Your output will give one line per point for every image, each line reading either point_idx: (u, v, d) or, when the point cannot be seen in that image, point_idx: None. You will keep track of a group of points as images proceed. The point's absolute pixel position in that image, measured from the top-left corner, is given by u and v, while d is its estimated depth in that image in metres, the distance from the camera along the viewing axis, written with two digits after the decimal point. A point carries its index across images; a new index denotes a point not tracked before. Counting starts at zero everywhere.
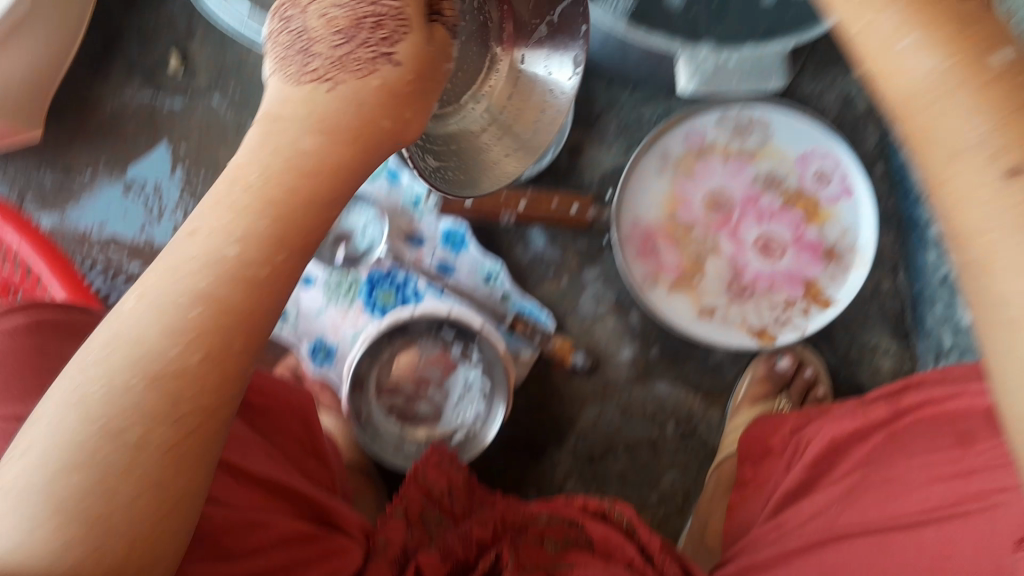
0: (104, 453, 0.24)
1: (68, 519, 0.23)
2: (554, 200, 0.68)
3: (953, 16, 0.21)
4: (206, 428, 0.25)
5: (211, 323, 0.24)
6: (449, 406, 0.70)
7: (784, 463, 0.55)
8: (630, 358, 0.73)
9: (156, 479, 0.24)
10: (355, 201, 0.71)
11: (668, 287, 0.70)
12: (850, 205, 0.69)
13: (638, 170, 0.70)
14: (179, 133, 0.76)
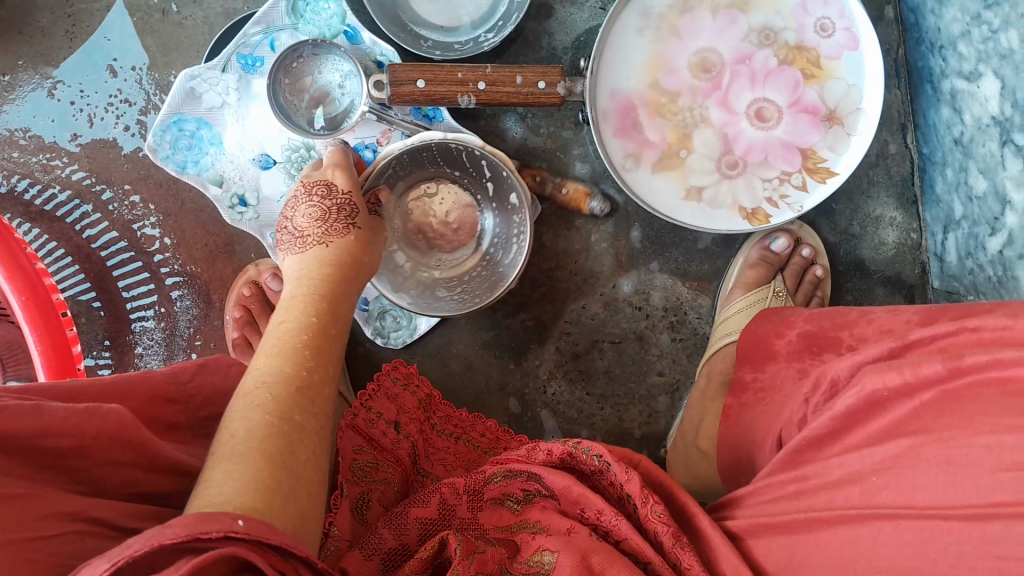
0: (262, 416, 0.37)
1: (276, 399, 0.38)
2: (518, 77, 0.60)
3: None
4: (316, 405, 0.41)
5: (303, 366, 0.42)
6: (469, 247, 0.67)
7: (795, 370, 0.52)
8: (630, 291, 0.69)
9: (303, 423, 0.39)
10: (325, 54, 0.62)
11: (651, 168, 0.63)
12: (854, 58, 0.61)
13: (615, 32, 0.61)
14: (100, 23, 0.68)
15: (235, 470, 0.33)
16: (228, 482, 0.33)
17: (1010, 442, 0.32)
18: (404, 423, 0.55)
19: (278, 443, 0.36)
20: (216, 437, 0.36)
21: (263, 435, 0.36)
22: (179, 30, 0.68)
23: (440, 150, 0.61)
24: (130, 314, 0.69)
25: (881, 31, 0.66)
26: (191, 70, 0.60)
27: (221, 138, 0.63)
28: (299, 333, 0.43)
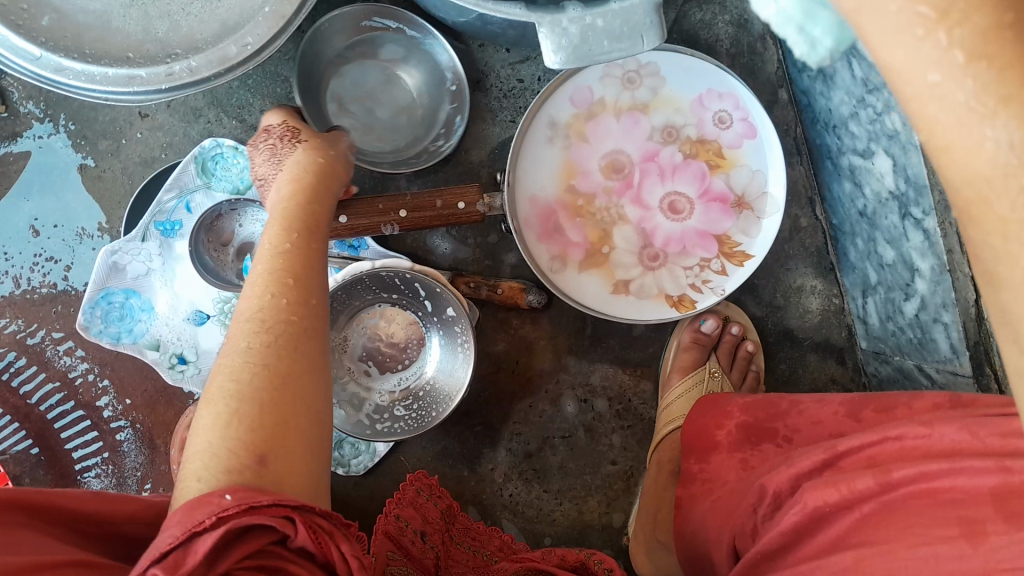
0: (244, 454, 0.33)
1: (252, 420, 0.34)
2: (438, 199, 0.60)
3: None
4: (306, 389, 0.37)
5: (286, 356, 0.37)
6: (420, 362, 0.67)
7: (738, 461, 0.53)
8: (575, 413, 0.71)
9: (289, 363, 0.37)
10: (244, 209, 0.63)
11: (578, 267, 0.65)
12: (755, 146, 0.63)
13: (525, 145, 0.63)
14: (18, 184, 0.68)
15: (214, 435, 0.34)
16: (209, 443, 0.33)
17: (943, 552, 0.33)
18: (429, 530, 0.56)
19: (263, 392, 0.35)
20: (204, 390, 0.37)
21: (249, 381, 0.36)
22: (99, 182, 0.68)
23: (373, 281, 0.62)
24: (77, 467, 0.69)
25: (778, 112, 0.68)
26: (111, 246, 0.62)
27: (151, 303, 0.64)
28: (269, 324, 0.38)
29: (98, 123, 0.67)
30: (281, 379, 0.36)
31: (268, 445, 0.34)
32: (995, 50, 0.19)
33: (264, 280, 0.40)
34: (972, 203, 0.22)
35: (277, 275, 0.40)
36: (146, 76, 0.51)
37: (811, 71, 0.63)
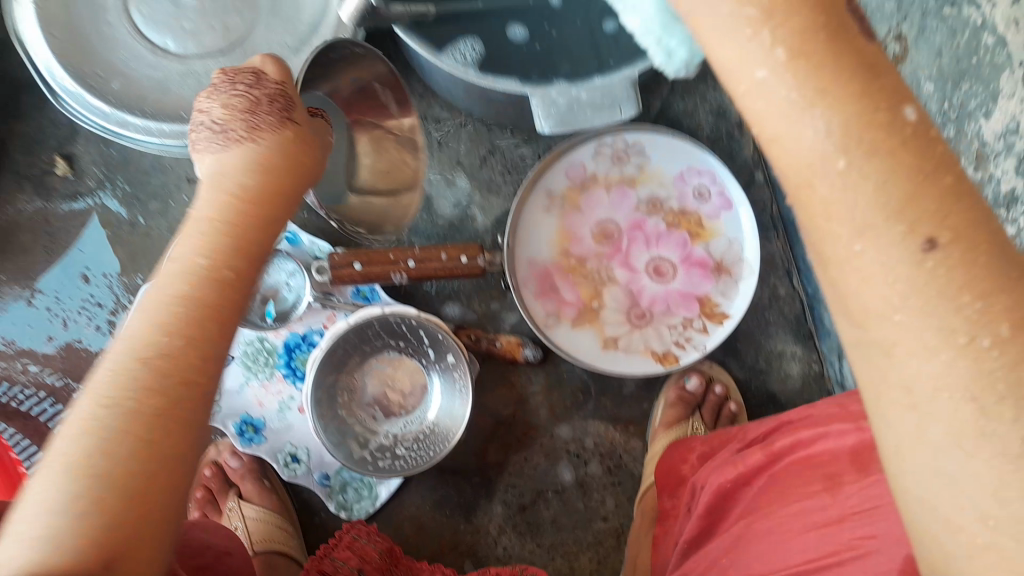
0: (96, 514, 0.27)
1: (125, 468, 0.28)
2: (443, 253, 0.69)
3: None
4: (181, 443, 0.30)
5: (175, 394, 0.30)
6: (423, 406, 0.73)
7: None
8: (571, 477, 0.74)
9: (157, 431, 0.29)
10: (273, 257, 0.71)
11: (571, 323, 0.70)
12: (731, 218, 0.70)
13: (524, 210, 0.70)
14: (74, 237, 0.76)
15: (49, 513, 0.26)
16: (41, 525, 0.26)
17: None
18: (368, 569, 0.59)
19: (135, 477, 0.28)
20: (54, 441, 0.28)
21: (93, 496, 0.27)
22: (147, 238, 0.77)
23: (382, 325, 0.69)
24: None
25: (756, 192, 0.75)
26: None
27: None
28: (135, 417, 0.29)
29: (150, 186, 0.77)
30: (162, 466, 0.29)
31: (173, 484, 0.29)
32: (808, 48, 0.25)
33: (130, 392, 0.29)
34: (798, 188, 0.26)
35: (165, 378, 0.30)
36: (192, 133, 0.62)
37: None
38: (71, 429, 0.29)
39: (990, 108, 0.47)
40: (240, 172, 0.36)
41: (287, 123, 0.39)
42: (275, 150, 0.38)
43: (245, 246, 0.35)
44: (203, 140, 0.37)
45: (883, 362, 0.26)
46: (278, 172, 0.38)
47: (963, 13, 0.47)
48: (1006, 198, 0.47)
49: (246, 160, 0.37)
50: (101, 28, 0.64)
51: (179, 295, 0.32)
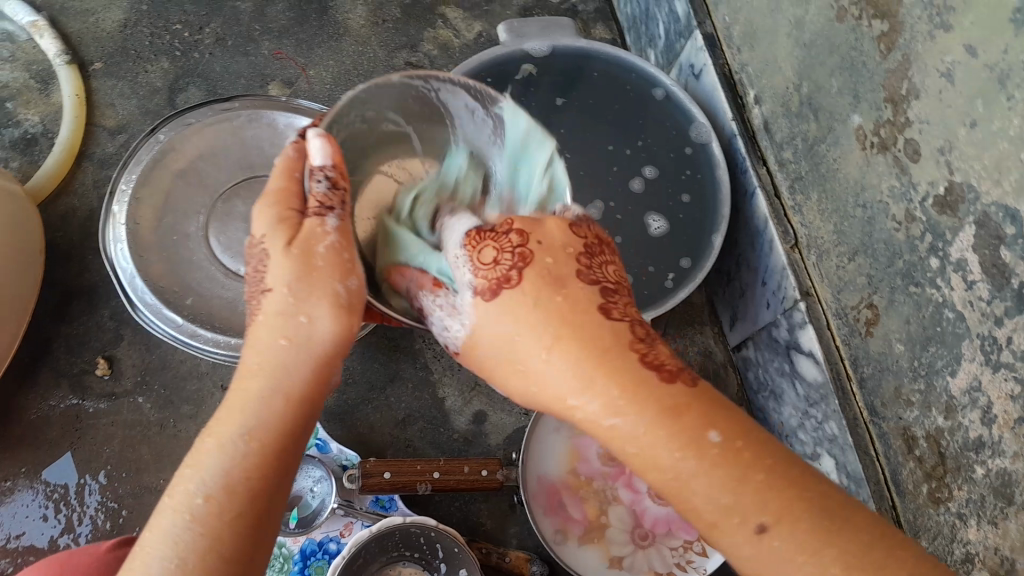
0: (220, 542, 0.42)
1: (227, 521, 0.43)
2: (466, 466, 0.74)
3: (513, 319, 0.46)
4: (251, 520, 0.43)
5: (262, 486, 0.44)
6: None
7: None
8: None
9: (253, 503, 0.44)
10: (302, 465, 0.74)
11: (578, 541, 0.74)
12: None
13: (539, 431, 0.76)
14: (102, 437, 0.77)
15: (192, 536, 0.42)
16: (182, 548, 0.42)
17: None
18: None
19: (217, 553, 0.42)
20: (186, 477, 0.44)
21: (192, 562, 0.41)
22: (172, 440, 0.78)
23: (402, 534, 0.70)
24: None
25: None
26: None
27: None
28: (246, 483, 0.44)
29: (185, 390, 0.79)
30: (255, 522, 0.44)
31: (251, 543, 0.43)
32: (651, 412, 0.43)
33: (214, 476, 0.43)
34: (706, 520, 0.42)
35: (240, 483, 0.44)
36: None
37: (766, 392, 0.81)
38: (177, 503, 0.43)
39: (955, 368, 0.57)
40: (343, 278, 0.50)
41: (322, 225, 0.51)
42: (322, 274, 0.50)
43: (282, 383, 0.48)
44: (268, 273, 0.50)
45: None
46: (332, 280, 0.50)
47: (926, 292, 0.59)
48: (974, 443, 0.57)
49: (293, 304, 0.49)
50: (183, 251, 0.72)
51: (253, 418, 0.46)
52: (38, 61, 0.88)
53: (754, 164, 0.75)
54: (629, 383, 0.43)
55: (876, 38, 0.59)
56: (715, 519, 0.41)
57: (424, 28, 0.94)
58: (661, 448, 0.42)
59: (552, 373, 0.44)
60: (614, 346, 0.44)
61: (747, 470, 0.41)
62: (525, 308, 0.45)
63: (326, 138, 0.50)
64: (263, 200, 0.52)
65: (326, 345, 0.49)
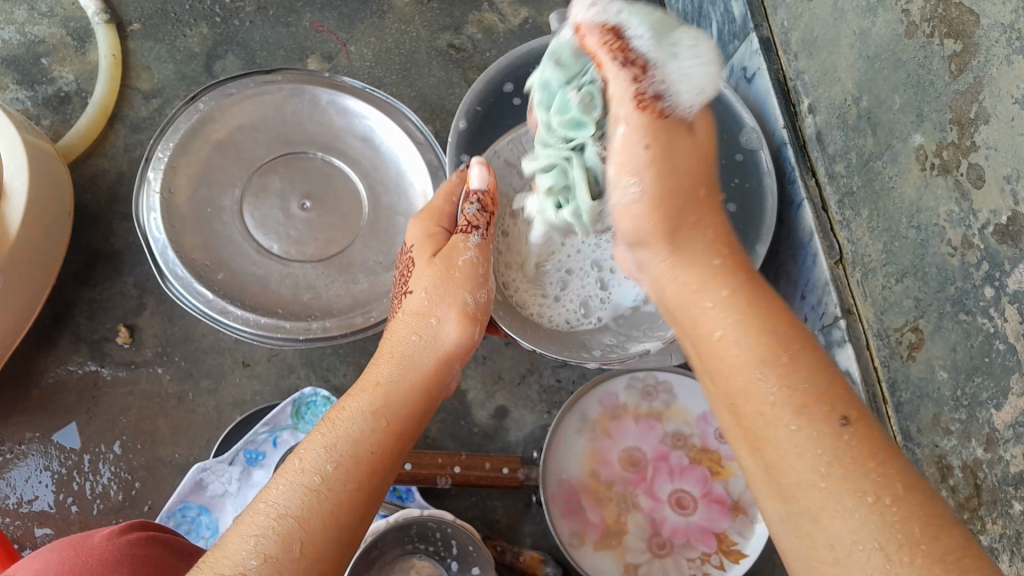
0: (343, 501, 0.43)
1: (353, 487, 0.44)
2: (487, 462, 0.74)
3: (737, 276, 0.47)
4: (373, 494, 0.45)
5: (383, 463, 0.47)
6: None
7: None
8: None
9: (375, 478, 0.46)
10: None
11: (594, 545, 0.73)
12: None
13: (561, 432, 0.76)
14: (119, 405, 0.76)
15: (314, 492, 0.43)
16: (303, 501, 0.42)
17: None
18: None
19: (339, 516, 0.43)
20: (316, 440, 0.46)
21: (310, 514, 0.42)
22: (190, 414, 0.77)
23: (419, 529, 0.69)
24: None
25: None
26: (203, 461, 0.71)
27: (218, 522, 0.71)
28: (371, 455, 0.46)
29: (206, 364, 0.78)
30: (373, 496, 0.45)
31: (366, 514, 0.45)
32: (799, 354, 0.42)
33: (345, 444, 0.46)
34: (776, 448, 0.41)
35: (368, 455, 0.46)
36: (289, 327, 0.67)
37: None
38: (306, 461, 0.45)
39: (1001, 402, 0.56)
40: (472, 290, 0.58)
41: (466, 240, 0.59)
42: (457, 281, 0.58)
43: (410, 373, 0.53)
44: (412, 279, 0.60)
45: (815, 540, 0.38)
46: (462, 288, 0.58)
47: (976, 321, 0.58)
48: (1014, 478, 0.56)
49: (428, 307, 0.57)
50: (216, 224, 0.71)
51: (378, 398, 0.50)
52: (76, 17, 0.86)
53: (803, 175, 0.73)
54: (744, 279, 0.46)
55: (946, 57, 0.58)
56: (764, 407, 0.41)
57: (469, 10, 0.92)
58: (736, 339, 0.44)
59: (741, 321, 0.44)
60: (719, 249, 0.48)
61: (796, 358, 0.42)
62: (679, 193, 0.48)
63: (485, 168, 0.60)
64: (417, 218, 0.63)
65: (447, 351, 0.56)
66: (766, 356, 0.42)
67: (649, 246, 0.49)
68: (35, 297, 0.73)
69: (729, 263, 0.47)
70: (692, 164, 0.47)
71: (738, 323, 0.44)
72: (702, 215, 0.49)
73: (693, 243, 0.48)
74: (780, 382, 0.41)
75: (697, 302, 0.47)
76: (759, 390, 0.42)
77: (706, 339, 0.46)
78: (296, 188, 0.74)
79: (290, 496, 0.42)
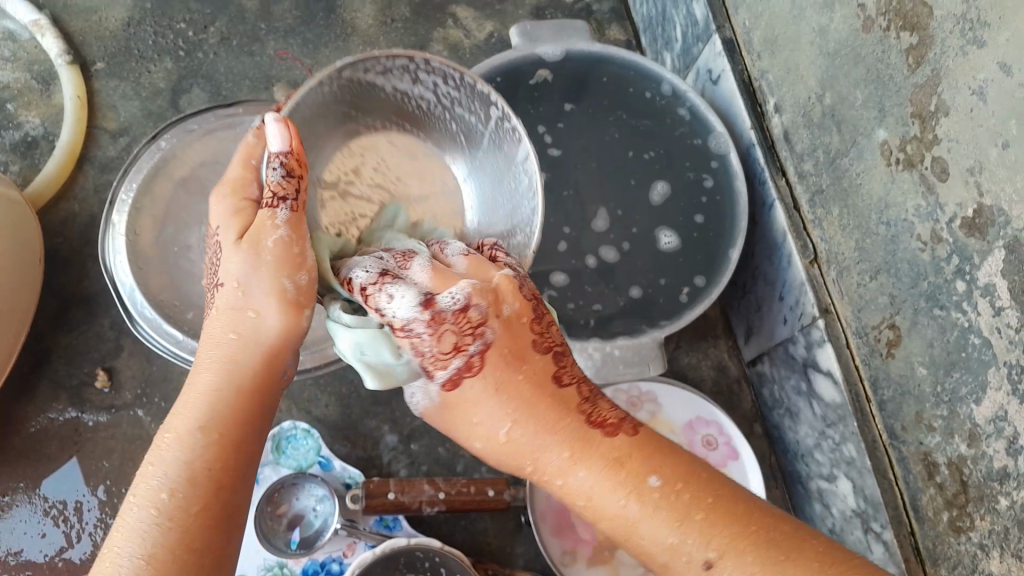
0: (180, 530, 0.42)
1: (193, 514, 0.43)
2: (472, 485, 0.73)
3: (552, 417, 0.46)
4: (216, 511, 0.44)
5: (224, 472, 0.45)
6: None
7: None
8: None
9: (217, 494, 0.44)
10: (305, 482, 0.73)
11: (586, 561, 0.72)
12: (738, 467, 0.77)
13: None
14: (102, 449, 0.76)
15: (155, 525, 0.42)
16: (145, 538, 0.42)
17: None
18: None
19: (184, 540, 0.42)
20: (151, 466, 0.44)
21: (160, 552, 0.41)
22: None
23: (407, 559, 0.68)
24: None
25: (755, 442, 0.84)
26: None
27: None
28: (210, 467, 0.44)
29: None
30: (217, 508, 0.44)
31: (217, 530, 0.44)
32: (640, 479, 0.44)
33: (181, 463, 0.44)
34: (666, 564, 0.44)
35: (204, 473, 0.44)
36: None
37: (781, 409, 0.80)
38: (139, 494, 0.43)
39: (981, 396, 0.55)
40: (292, 274, 0.50)
41: (273, 217, 0.50)
42: (268, 267, 0.49)
43: (237, 372, 0.48)
44: (220, 266, 0.51)
45: None
46: (278, 274, 0.49)
47: (951, 316, 0.57)
48: (999, 474, 0.55)
49: (243, 298, 0.50)
50: (183, 262, 0.71)
51: (203, 408, 0.46)
52: (40, 61, 0.86)
53: (773, 175, 0.73)
54: (573, 428, 0.46)
55: (903, 50, 0.57)
56: (668, 561, 0.43)
57: (433, 28, 0.91)
58: (611, 500, 0.44)
59: (607, 485, 0.45)
60: (561, 407, 0.47)
61: (688, 508, 0.43)
62: (512, 386, 0.47)
63: (285, 124, 0.51)
64: (218, 189, 0.53)
65: (275, 340, 0.49)
66: (647, 490, 0.44)
67: (496, 449, 0.48)
68: (11, 347, 0.72)
69: (554, 418, 0.46)
70: (500, 366, 0.47)
71: (596, 487, 0.45)
72: (513, 375, 0.47)
73: (523, 418, 0.46)
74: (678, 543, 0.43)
75: (553, 470, 0.46)
76: (670, 544, 0.43)
77: (568, 489, 0.46)
78: None
79: (131, 540, 0.42)
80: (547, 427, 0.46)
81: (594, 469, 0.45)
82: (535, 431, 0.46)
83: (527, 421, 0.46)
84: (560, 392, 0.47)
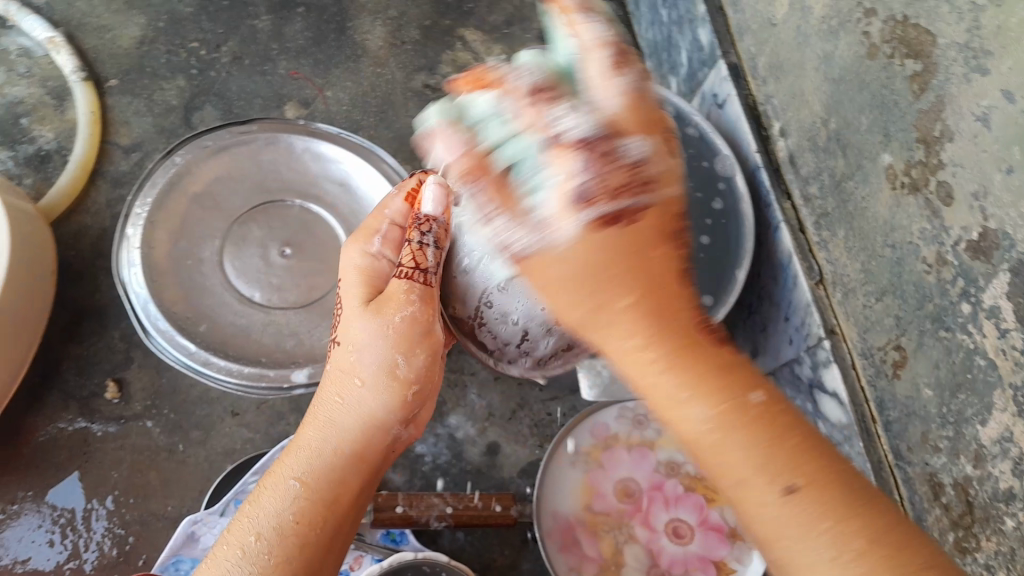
0: (298, 522, 0.51)
1: (309, 511, 0.52)
2: (479, 501, 0.73)
3: (711, 380, 0.38)
4: (324, 529, 0.52)
5: (337, 498, 0.54)
6: None
7: None
8: None
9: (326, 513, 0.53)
10: None
11: None
12: None
13: (554, 464, 0.76)
14: (110, 460, 0.76)
15: (289, 506, 0.52)
16: (274, 514, 0.51)
17: None
18: None
19: (298, 534, 0.51)
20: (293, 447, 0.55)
21: (283, 531, 0.51)
22: (181, 466, 0.76)
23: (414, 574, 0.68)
24: None
25: None
26: (193, 514, 0.71)
27: None
28: (334, 484, 0.54)
29: (194, 416, 0.78)
30: (325, 523, 0.53)
31: (321, 543, 0.52)
32: (772, 450, 0.38)
33: (312, 459, 0.54)
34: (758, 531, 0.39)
35: (326, 474, 0.54)
36: (273, 375, 0.67)
37: None
38: (276, 476, 0.54)
39: (986, 417, 0.56)
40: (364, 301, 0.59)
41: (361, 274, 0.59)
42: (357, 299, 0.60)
43: (349, 428, 0.55)
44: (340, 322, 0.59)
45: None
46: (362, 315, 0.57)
47: (956, 338, 0.58)
48: (1004, 495, 0.55)
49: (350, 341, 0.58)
50: (196, 276, 0.71)
51: (331, 435, 0.55)
52: (55, 77, 0.87)
53: (778, 198, 0.74)
54: (694, 351, 0.39)
55: (908, 77, 0.58)
56: (736, 493, 0.39)
57: (443, 50, 0.93)
58: (698, 408, 0.38)
59: (721, 444, 0.38)
60: (695, 351, 0.39)
61: (796, 466, 0.37)
62: (643, 296, 0.39)
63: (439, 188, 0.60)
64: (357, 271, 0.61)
65: (374, 408, 0.56)
66: (761, 455, 0.38)
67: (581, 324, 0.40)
68: (22, 357, 0.72)
69: (682, 344, 0.39)
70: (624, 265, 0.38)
71: (717, 424, 0.38)
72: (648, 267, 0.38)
73: (653, 359, 0.38)
74: (808, 515, 0.37)
75: (666, 397, 0.39)
76: (761, 511, 0.38)
77: (672, 413, 0.39)
78: (276, 237, 0.74)
79: (267, 503, 0.52)
80: (683, 366, 0.38)
81: (728, 420, 0.38)
82: (663, 364, 0.38)
83: (654, 342, 0.39)
84: (680, 285, 0.40)
